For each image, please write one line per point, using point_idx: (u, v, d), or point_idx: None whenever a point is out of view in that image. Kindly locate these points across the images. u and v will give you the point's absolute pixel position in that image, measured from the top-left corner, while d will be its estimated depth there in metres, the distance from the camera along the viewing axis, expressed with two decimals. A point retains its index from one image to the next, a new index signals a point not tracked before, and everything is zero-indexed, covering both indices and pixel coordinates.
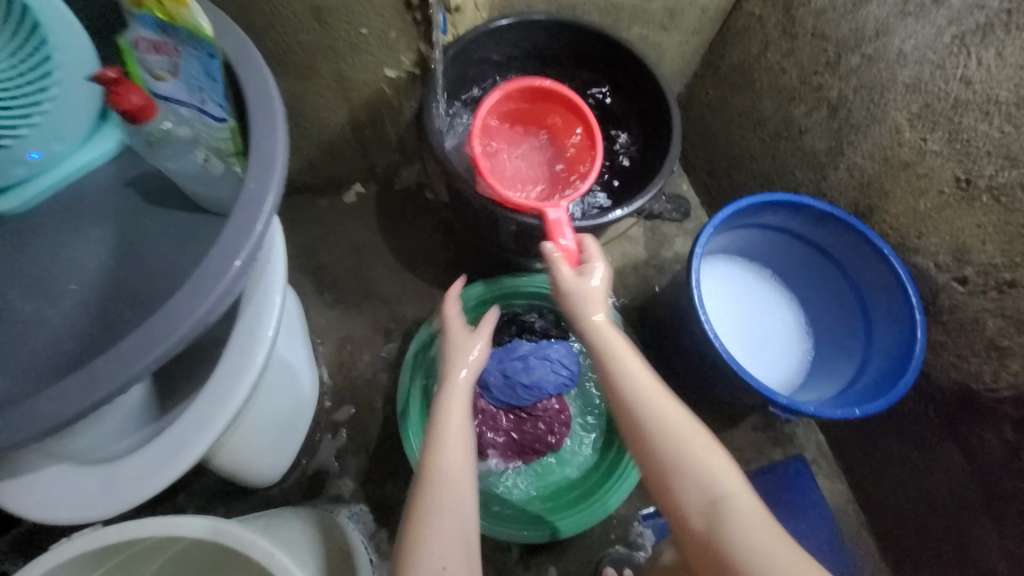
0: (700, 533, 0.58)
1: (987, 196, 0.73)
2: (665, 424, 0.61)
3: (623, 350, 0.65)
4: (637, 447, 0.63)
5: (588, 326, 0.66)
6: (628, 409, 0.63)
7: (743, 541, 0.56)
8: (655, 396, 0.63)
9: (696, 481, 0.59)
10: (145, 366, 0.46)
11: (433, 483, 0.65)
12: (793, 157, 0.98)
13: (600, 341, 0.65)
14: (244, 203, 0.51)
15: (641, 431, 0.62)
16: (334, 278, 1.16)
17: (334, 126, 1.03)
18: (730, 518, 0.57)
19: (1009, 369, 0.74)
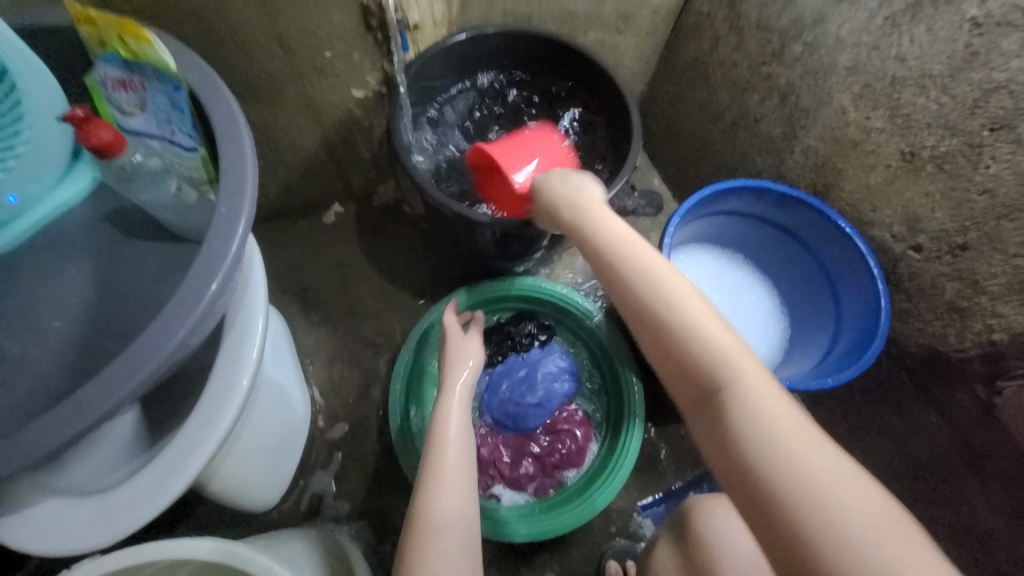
0: (699, 409, 0.54)
1: (932, 165, 0.76)
2: (672, 304, 0.57)
3: (616, 230, 0.66)
4: (640, 332, 0.59)
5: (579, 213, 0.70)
6: (622, 279, 0.61)
7: (743, 427, 0.50)
8: (657, 270, 0.61)
9: (700, 363, 0.54)
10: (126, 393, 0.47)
11: (435, 475, 0.68)
12: (753, 144, 1.02)
13: (594, 221, 0.68)
14: (217, 228, 0.53)
15: (631, 296, 0.60)
16: (319, 298, 1.17)
17: (306, 148, 1.06)
18: (733, 392, 0.52)
19: (972, 329, 0.78)
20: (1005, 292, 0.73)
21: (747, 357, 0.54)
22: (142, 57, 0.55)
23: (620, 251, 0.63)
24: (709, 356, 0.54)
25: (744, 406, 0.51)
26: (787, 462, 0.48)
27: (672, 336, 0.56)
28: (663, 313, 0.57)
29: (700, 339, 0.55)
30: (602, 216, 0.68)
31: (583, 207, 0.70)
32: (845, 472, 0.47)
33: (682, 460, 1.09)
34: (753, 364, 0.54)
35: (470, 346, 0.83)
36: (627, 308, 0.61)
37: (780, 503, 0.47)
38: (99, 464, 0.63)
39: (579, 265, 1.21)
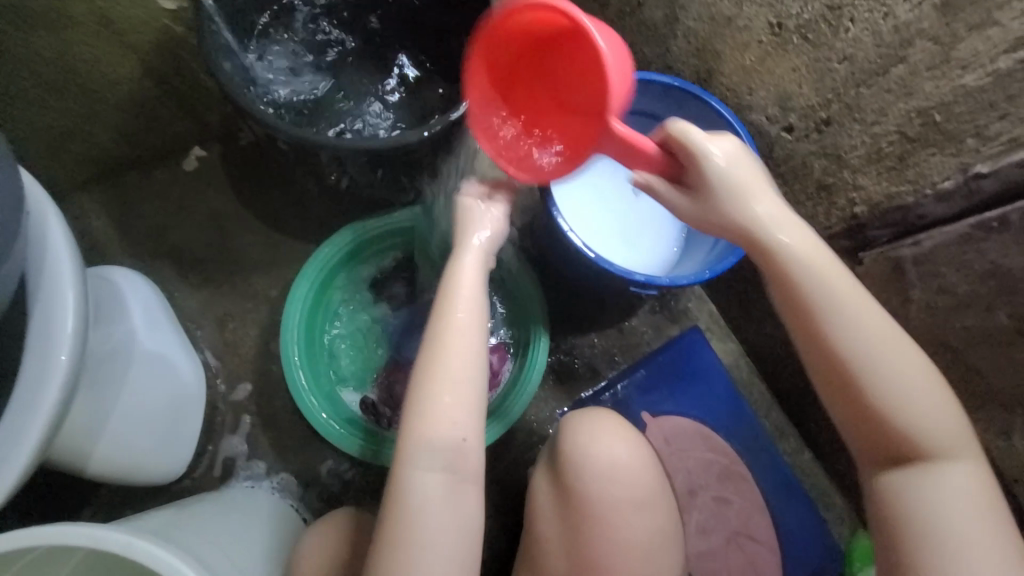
0: (892, 482, 0.60)
1: (797, 36, 0.73)
2: (897, 378, 0.57)
3: (836, 296, 0.59)
4: (841, 397, 0.59)
5: (778, 264, 0.60)
6: (841, 357, 0.58)
7: (943, 507, 0.58)
8: (882, 347, 0.58)
9: (913, 446, 0.58)
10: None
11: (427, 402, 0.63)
12: (639, 33, 0.95)
13: (797, 275, 0.59)
14: None
15: (846, 371, 0.58)
16: (195, 256, 1.06)
17: (129, 81, 0.91)
18: (936, 470, 0.58)
19: (837, 206, 0.79)
20: (864, 164, 0.74)
21: (960, 432, 0.59)
22: None
23: (840, 323, 0.58)
24: (922, 438, 0.58)
25: (947, 488, 0.58)
26: (953, 521, 0.57)
27: (895, 411, 0.57)
28: (890, 389, 0.57)
29: (920, 417, 0.58)
30: (824, 260, 0.60)
31: (782, 257, 0.60)
32: (1011, 543, 0.57)
33: (596, 367, 1.14)
34: (964, 442, 0.59)
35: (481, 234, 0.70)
36: (846, 371, 0.58)
37: (934, 559, 0.57)
38: None
39: None
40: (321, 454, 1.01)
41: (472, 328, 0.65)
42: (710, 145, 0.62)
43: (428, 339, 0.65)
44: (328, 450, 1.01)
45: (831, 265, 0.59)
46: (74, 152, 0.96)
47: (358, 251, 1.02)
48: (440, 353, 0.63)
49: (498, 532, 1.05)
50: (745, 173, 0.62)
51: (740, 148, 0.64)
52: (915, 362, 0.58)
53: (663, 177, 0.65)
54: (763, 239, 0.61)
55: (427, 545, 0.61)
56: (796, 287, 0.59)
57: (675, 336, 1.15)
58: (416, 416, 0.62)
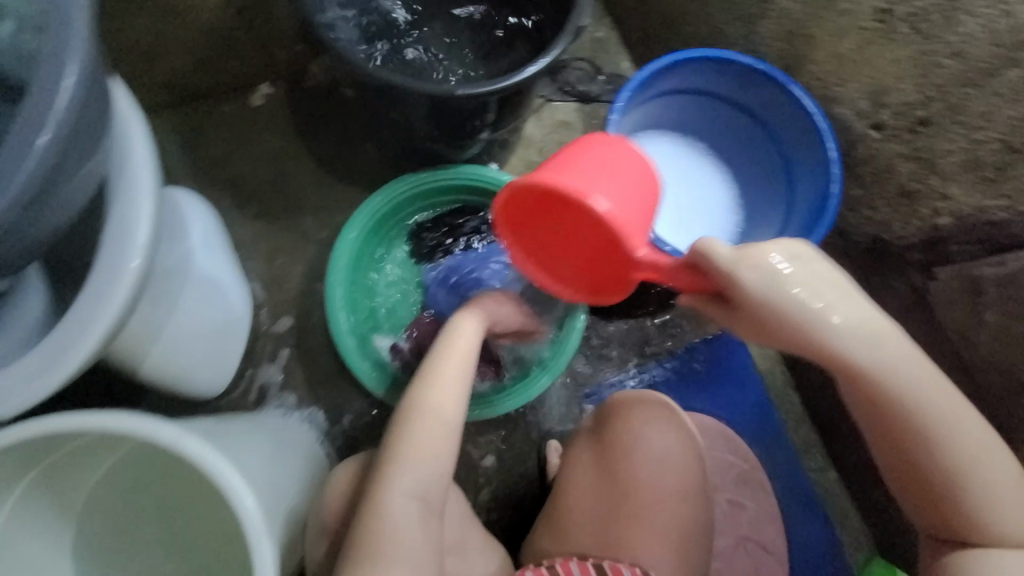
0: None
1: (906, 25, 0.68)
2: (979, 480, 0.54)
3: (935, 413, 0.53)
4: (913, 493, 0.57)
5: (869, 383, 0.53)
6: (921, 464, 0.55)
7: None
8: (968, 455, 0.54)
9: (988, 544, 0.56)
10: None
11: (422, 406, 0.67)
12: (725, 11, 0.91)
13: (884, 391, 0.53)
14: (44, 69, 0.46)
15: (920, 476, 0.55)
16: (253, 190, 1.09)
17: (213, 10, 0.92)
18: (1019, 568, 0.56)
19: (918, 215, 0.75)
20: (957, 172, 0.69)
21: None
22: None
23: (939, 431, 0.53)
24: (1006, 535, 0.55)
25: None
26: None
27: (982, 512, 0.55)
28: (970, 495, 0.54)
29: (1001, 513, 0.55)
30: (914, 370, 0.52)
31: (874, 374, 0.52)
32: None
33: (627, 353, 1.12)
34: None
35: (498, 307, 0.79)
36: (920, 478, 0.56)
37: None
38: (12, 338, 0.63)
39: (534, 156, 1.15)
40: (350, 395, 1.05)
41: (463, 371, 0.70)
42: (775, 259, 0.52)
43: (415, 386, 0.69)
44: (357, 393, 1.05)
45: (924, 378, 0.53)
46: (154, 72, 1.00)
47: (415, 201, 1.03)
48: (438, 367, 0.70)
49: (508, 501, 1.06)
50: (821, 277, 0.52)
51: (807, 249, 0.53)
52: (999, 459, 0.55)
53: (711, 293, 0.58)
54: (839, 354, 0.52)
55: (400, 555, 0.62)
56: (882, 405, 0.53)
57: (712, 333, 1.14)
58: (398, 452, 0.65)
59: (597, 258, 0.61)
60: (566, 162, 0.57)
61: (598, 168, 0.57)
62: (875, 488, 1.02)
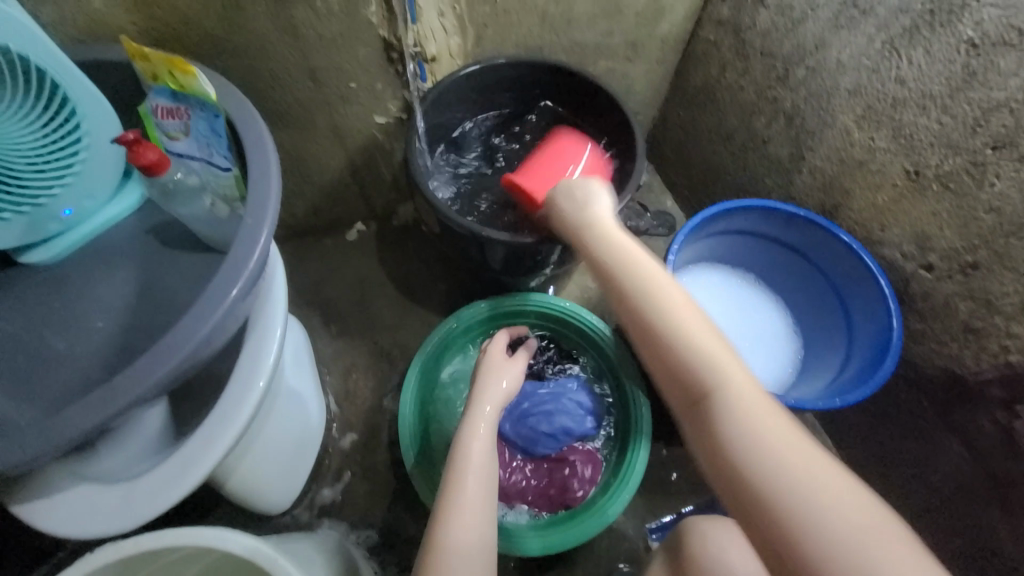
0: (703, 423, 0.56)
1: (937, 184, 0.76)
2: (727, 398, 0.55)
3: (645, 276, 0.67)
4: (697, 438, 0.57)
5: (609, 263, 0.71)
6: (650, 327, 0.63)
7: (767, 468, 0.50)
8: (686, 320, 0.62)
9: (696, 371, 0.58)
10: (158, 380, 0.56)
11: (454, 504, 0.72)
12: (762, 165, 1.04)
13: (619, 265, 0.70)
14: (242, 240, 0.61)
15: (659, 342, 0.61)
16: (339, 311, 1.23)
17: (332, 170, 1.14)
18: (729, 419, 0.54)
19: (988, 351, 0.75)
20: (1019, 312, 0.71)
21: (814, 459, 0.50)
22: (189, 89, 0.64)
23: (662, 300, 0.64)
24: (753, 457, 0.51)
25: (743, 423, 0.53)
26: (772, 454, 0.51)
27: (719, 433, 0.54)
28: (728, 413, 0.55)
29: (758, 436, 0.52)
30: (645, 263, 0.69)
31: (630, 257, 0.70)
32: (878, 531, 0.46)
33: (691, 482, 1.08)
34: (803, 453, 0.51)
35: (501, 371, 0.88)
36: (684, 413, 0.59)
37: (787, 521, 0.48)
38: (124, 455, 0.70)
39: (590, 283, 1.26)
40: (409, 517, 1.04)
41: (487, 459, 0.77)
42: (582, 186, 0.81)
43: (457, 439, 0.79)
44: (416, 514, 1.04)
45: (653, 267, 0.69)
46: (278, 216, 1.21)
47: (499, 320, 1.10)
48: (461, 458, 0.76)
49: None
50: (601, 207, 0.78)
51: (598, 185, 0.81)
52: (747, 377, 0.57)
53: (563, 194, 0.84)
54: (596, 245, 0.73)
55: None
56: (624, 272, 0.69)
57: None
58: (443, 496, 0.73)
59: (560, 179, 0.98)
60: (554, 170, 0.98)
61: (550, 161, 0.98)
62: None
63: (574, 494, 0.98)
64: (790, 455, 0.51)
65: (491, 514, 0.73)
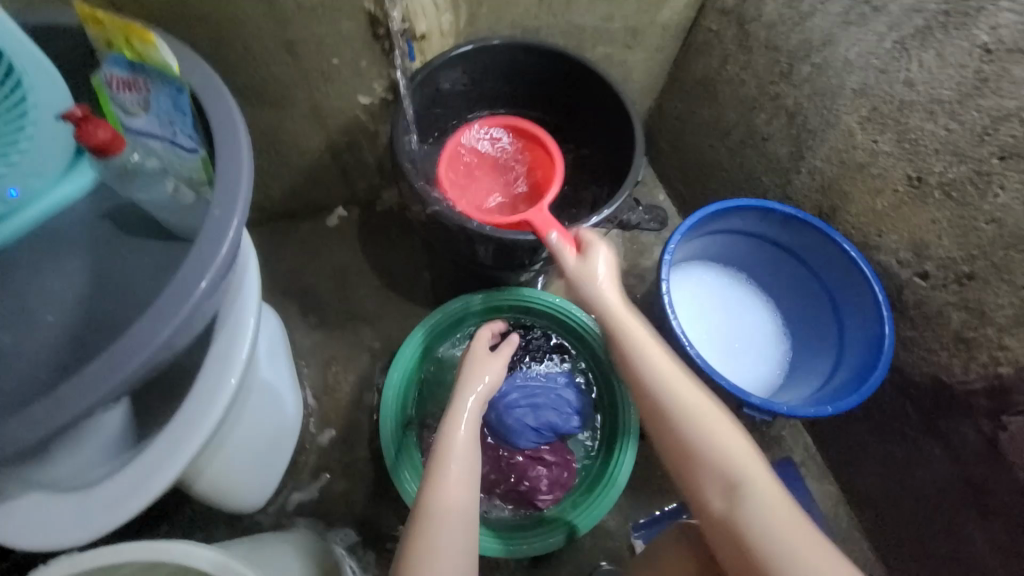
0: (723, 516, 0.65)
1: (939, 191, 0.75)
2: (757, 497, 0.63)
3: (663, 379, 0.69)
4: (716, 524, 0.65)
5: (634, 359, 0.70)
6: (670, 436, 0.68)
7: (777, 548, 0.61)
8: (700, 414, 0.68)
9: (717, 467, 0.65)
10: (112, 387, 0.51)
11: (434, 505, 0.69)
12: (759, 163, 1.01)
13: (636, 361, 0.70)
14: (207, 233, 0.55)
15: (679, 442, 0.67)
16: (317, 300, 1.17)
17: (312, 152, 1.07)
18: (750, 502, 0.63)
19: (977, 361, 0.75)
20: (1012, 325, 0.71)
21: (824, 547, 0.61)
22: (147, 60, 0.57)
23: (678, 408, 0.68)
24: (784, 557, 0.60)
25: (758, 512, 0.63)
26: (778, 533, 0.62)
27: (744, 526, 0.63)
28: (755, 510, 0.63)
29: (780, 530, 0.62)
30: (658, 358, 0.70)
31: (644, 351, 0.70)
32: None
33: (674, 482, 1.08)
34: (828, 556, 0.60)
35: (489, 362, 0.82)
36: (710, 503, 0.66)
37: None
38: (85, 458, 0.66)
39: None
40: (388, 516, 1.01)
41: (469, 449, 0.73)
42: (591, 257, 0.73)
43: (442, 425, 0.75)
44: (395, 513, 1.01)
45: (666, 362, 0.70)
46: (252, 199, 1.14)
47: (494, 311, 1.06)
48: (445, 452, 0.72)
49: None
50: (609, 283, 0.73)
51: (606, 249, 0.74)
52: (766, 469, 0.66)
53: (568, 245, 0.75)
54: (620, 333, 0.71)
55: None
56: (642, 390, 0.70)
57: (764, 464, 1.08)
58: (425, 488, 0.70)
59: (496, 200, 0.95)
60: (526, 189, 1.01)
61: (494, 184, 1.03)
62: None
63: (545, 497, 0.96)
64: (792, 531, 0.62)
65: (473, 501, 0.71)
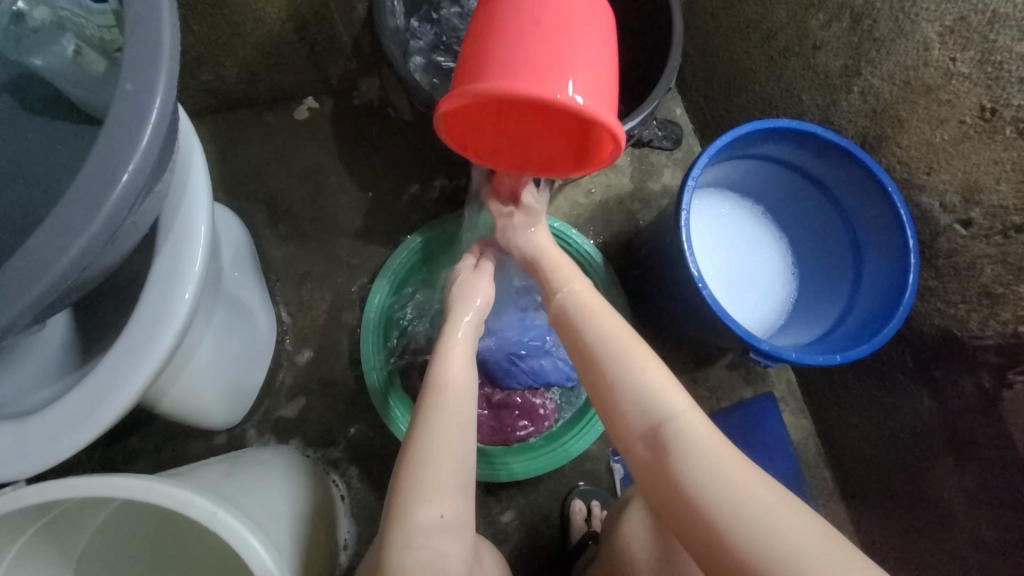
0: (646, 460, 0.58)
1: (1012, 128, 0.65)
2: (681, 437, 0.57)
3: (585, 315, 0.64)
4: (648, 472, 0.58)
5: (558, 298, 0.66)
6: (589, 376, 0.62)
7: (704, 491, 0.54)
8: (623, 353, 0.61)
9: (640, 407, 0.59)
10: (15, 312, 0.41)
11: (435, 400, 0.63)
12: (802, 78, 0.87)
13: (560, 297, 0.66)
14: (120, 113, 0.42)
15: (597, 381, 0.61)
16: (287, 207, 1.04)
17: (271, 20, 0.87)
18: (677, 441, 0.56)
19: (998, 318, 0.71)
20: None
21: (771, 499, 0.52)
22: None
23: (600, 345, 0.62)
24: (711, 506, 0.53)
25: (687, 453, 0.56)
26: (710, 478, 0.54)
27: (672, 468, 0.56)
28: (680, 449, 0.56)
29: (712, 473, 0.54)
30: (579, 296, 0.65)
31: (568, 290, 0.66)
32: (823, 542, 0.50)
33: None
34: (770, 504, 0.52)
35: (483, 280, 0.73)
36: (634, 449, 0.59)
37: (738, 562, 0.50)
38: (26, 381, 0.58)
39: (580, 198, 1.13)
40: (371, 436, 0.99)
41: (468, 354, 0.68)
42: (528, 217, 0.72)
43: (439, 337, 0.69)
44: (378, 433, 0.99)
45: (590, 300, 0.65)
46: (201, 79, 0.95)
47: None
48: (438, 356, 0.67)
49: (520, 562, 1.00)
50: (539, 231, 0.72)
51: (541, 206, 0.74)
52: (700, 415, 0.59)
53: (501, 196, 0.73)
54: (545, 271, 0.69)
55: None
56: (564, 329, 0.65)
57: (747, 398, 1.09)
58: (429, 391, 0.64)
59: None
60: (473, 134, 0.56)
61: (550, 51, 0.47)
62: None
63: (505, 438, 0.94)
64: (724, 471, 0.54)
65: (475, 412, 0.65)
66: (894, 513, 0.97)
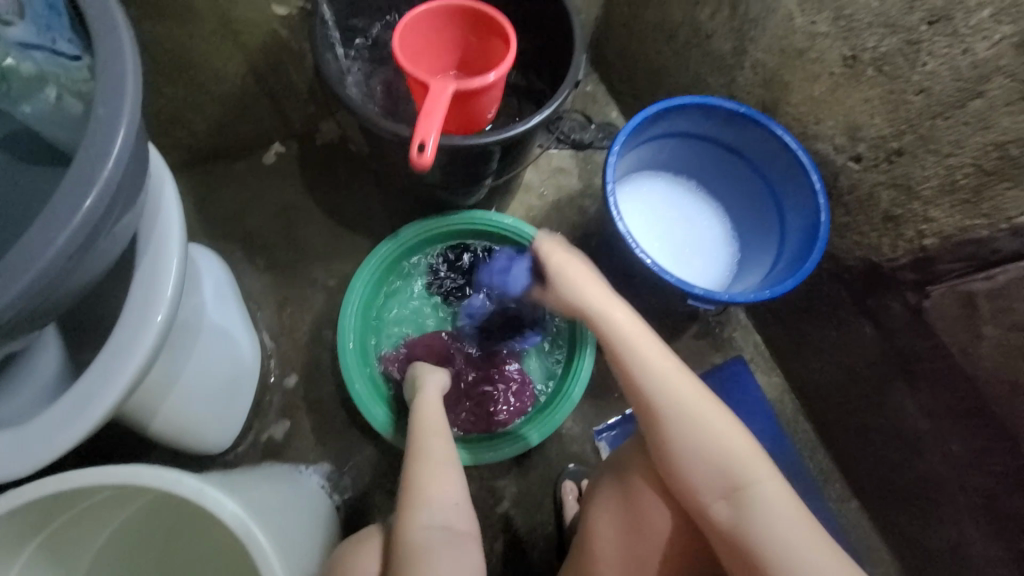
0: (722, 517, 0.64)
1: (871, 68, 0.76)
2: (761, 500, 0.63)
3: (662, 383, 0.70)
4: (722, 529, 0.64)
5: (635, 373, 0.71)
6: (662, 434, 0.68)
7: (779, 545, 0.60)
8: (704, 418, 0.68)
9: (720, 467, 0.65)
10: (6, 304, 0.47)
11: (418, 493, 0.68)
12: (704, 63, 0.99)
13: (635, 364, 0.71)
14: (96, 131, 0.51)
15: (671, 446, 0.68)
16: (263, 242, 1.12)
17: (232, 76, 0.98)
18: (757, 500, 0.63)
19: (903, 238, 0.80)
20: (935, 196, 0.75)
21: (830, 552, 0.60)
22: None
23: (679, 412, 0.68)
24: (789, 562, 0.59)
25: (763, 508, 0.63)
26: (782, 527, 0.61)
27: (747, 530, 0.62)
28: (758, 514, 0.62)
29: (786, 541, 0.60)
30: (660, 363, 0.71)
31: (647, 358, 0.71)
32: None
33: None
34: (831, 554, 0.60)
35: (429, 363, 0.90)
36: (712, 506, 0.65)
37: None
38: (21, 401, 0.64)
39: (534, 202, 1.20)
40: (360, 444, 1.03)
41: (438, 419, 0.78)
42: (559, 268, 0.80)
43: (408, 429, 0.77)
44: (367, 441, 1.03)
45: (669, 368, 0.71)
46: (174, 136, 1.06)
47: (438, 242, 1.06)
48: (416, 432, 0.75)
49: (518, 550, 1.02)
50: (592, 292, 0.77)
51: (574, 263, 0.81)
52: (774, 476, 0.66)
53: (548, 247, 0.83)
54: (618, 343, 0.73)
55: None
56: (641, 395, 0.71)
57: (718, 364, 1.11)
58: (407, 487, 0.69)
59: (483, 49, 0.89)
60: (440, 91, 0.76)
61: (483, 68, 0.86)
62: (906, 521, 0.98)
63: (489, 423, 0.97)
64: (794, 525, 0.61)
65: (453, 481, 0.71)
66: (876, 451, 0.99)
